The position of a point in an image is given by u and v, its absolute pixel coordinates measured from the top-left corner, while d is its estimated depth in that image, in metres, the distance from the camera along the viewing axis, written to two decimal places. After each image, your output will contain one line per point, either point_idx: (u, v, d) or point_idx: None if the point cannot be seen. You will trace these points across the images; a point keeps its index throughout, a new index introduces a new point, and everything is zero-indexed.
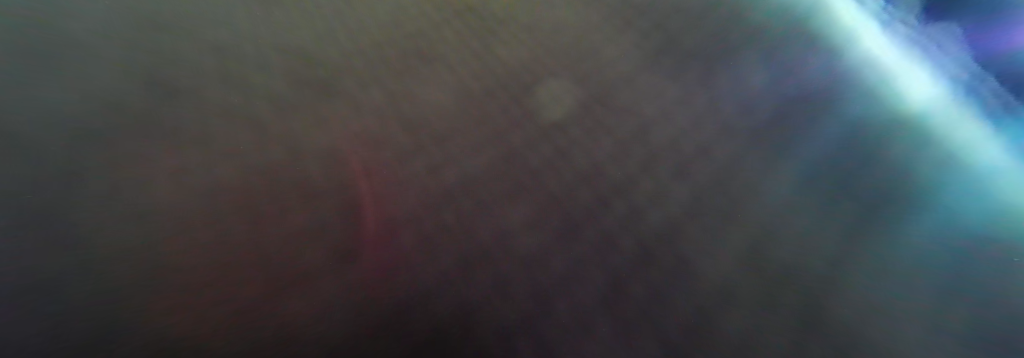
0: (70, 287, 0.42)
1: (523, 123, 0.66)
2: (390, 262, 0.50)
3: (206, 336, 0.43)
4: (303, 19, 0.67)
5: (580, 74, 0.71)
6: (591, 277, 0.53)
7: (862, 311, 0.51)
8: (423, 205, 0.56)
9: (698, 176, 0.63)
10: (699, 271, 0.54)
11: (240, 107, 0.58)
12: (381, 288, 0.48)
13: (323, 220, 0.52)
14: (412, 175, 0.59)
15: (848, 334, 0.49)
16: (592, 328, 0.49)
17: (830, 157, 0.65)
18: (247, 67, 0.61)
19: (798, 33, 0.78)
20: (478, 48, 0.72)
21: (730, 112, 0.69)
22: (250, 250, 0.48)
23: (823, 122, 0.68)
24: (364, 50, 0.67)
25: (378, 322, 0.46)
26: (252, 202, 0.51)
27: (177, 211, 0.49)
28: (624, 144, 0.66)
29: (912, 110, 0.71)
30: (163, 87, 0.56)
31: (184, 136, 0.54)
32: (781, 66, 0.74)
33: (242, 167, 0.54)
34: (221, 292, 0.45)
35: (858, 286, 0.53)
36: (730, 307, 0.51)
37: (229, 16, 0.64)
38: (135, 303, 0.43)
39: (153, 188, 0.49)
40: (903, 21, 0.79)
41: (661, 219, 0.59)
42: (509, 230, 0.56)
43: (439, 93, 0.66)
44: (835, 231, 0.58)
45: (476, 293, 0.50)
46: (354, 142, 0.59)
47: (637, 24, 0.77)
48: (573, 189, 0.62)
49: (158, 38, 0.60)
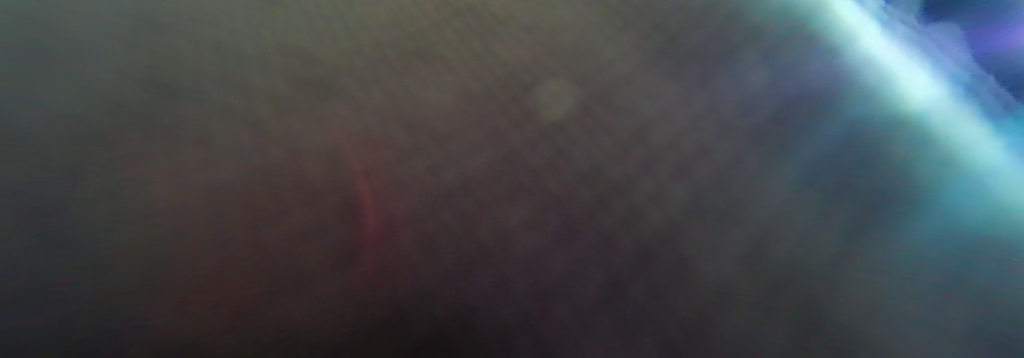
0: (71, 289, 0.42)
1: (523, 123, 0.67)
2: (389, 262, 0.50)
3: (204, 335, 0.43)
4: (305, 21, 0.68)
5: (580, 75, 0.71)
6: (591, 277, 0.53)
7: (863, 312, 0.50)
8: (423, 206, 0.57)
9: (698, 176, 0.63)
10: (699, 271, 0.54)
11: (242, 107, 0.59)
12: (380, 288, 0.48)
13: (324, 220, 0.53)
14: (412, 176, 0.59)
15: (848, 335, 0.48)
16: (591, 327, 0.49)
17: (831, 156, 0.64)
18: (248, 68, 0.62)
19: (798, 32, 0.78)
20: (478, 48, 0.72)
21: (731, 112, 0.69)
22: (251, 251, 0.49)
23: (824, 122, 0.68)
24: (365, 50, 0.68)
25: (378, 320, 0.46)
26: (253, 202, 0.52)
27: (178, 211, 0.50)
28: (624, 144, 0.66)
29: (915, 110, 0.70)
30: (164, 87, 0.58)
31: (185, 136, 0.55)
32: (782, 65, 0.74)
33: (245, 167, 0.54)
34: (223, 292, 0.46)
35: (859, 286, 0.52)
36: (731, 306, 0.51)
37: (232, 18, 0.65)
38: (137, 304, 0.43)
39: (154, 187, 0.51)
40: (903, 21, 0.79)
41: (660, 219, 0.59)
42: (509, 230, 0.56)
43: (439, 92, 0.67)
44: (836, 231, 0.58)
45: (477, 293, 0.50)
46: (355, 143, 0.59)
47: (637, 23, 0.77)
48: (572, 189, 0.62)
49: (160, 39, 0.61)
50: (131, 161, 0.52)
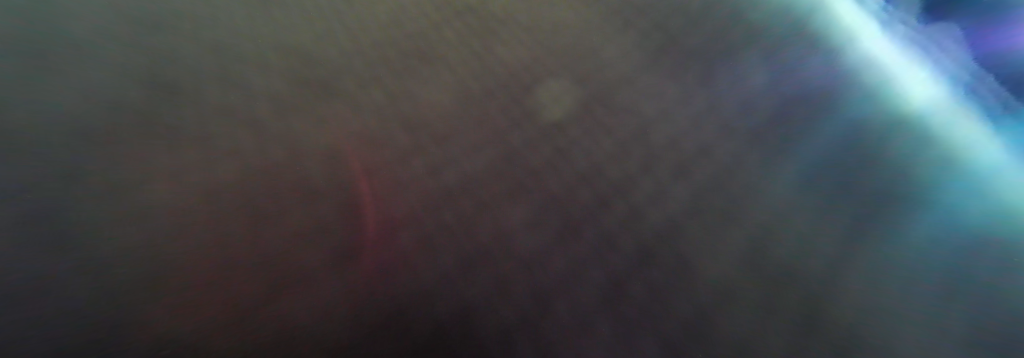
0: (71, 288, 0.42)
1: (523, 123, 0.67)
2: (389, 262, 0.50)
3: (202, 337, 0.43)
4: (304, 21, 0.68)
5: (580, 75, 0.71)
6: (591, 277, 0.53)
7: (861, 312, 0.51)
8: (423, 206, 0.57)
9: (698, 176, 0.63)
10: (699, 271, 0.54)
11: (242, 107, 0.59)
12: (380, 288, 0.48)
13: (324, 220, 0.53)
14: (412, 176, 0.59)
15: (847, 335, 0.49)
16: (591, 326, 0.49)
17: (830, 156, 0.64)
18: (248, 68, 0.62)
19: (797, 32, 0.78)
20: (478, 48, 0.72)
21: (730, 112, 0.69)
22: (250, 250, 0.49)
23: (825, 122, 0.68)
24: (365, 50, 0.68)
25: (378, 321, 0.46)
26: (252, 202, 0.52)
27: (176, 212, 0.50)
28: (624, 145, 0.66)
29: (916, 110, 0.70)
30: (163, 87, 0.58)
31: (184, 135, 0.55)
32: (781, 65, 0.74)
33: (246, 167, 0.55)
34: (223, 292, 0.46)
35: (858, 285, 0.53)
36: (730, 307, 0.51)
37: (232, 18, 0.65)
38: (135, 305, 0.43)
39: (153, 189, 0.51)
40: (903, 21, 0.79)
41: (660, 218, 0.59)
42: (508, 229, 0.56)
43: (439, 93, 0.67)
44: (835, 232, 0.58)
45: (476, 293, 0.50)
46: (355, 143, 0.59)
47: (637, 23, 0.77)
48: (572, 189, 0.62)
49: (158, 39, 0.61)
50: (132, 161, 0.52)
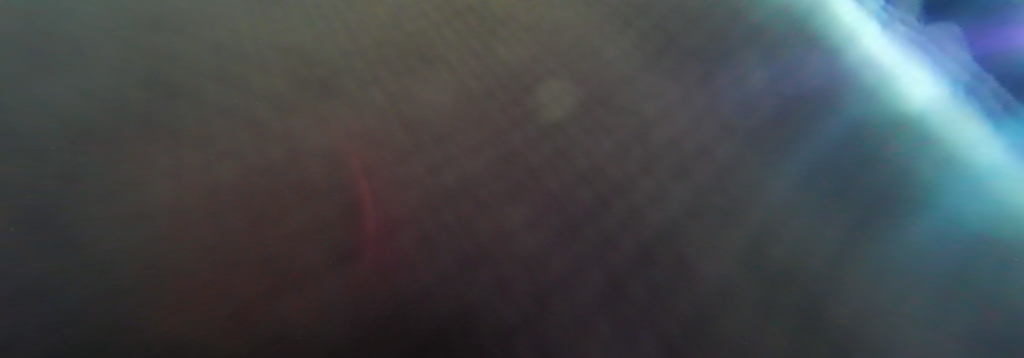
0: (72, 288, 0.43)
1: (523, 123, 0.66)
2: (389, 262, 0.51)
3: (204, 337, 0.44)
4: (303, 21, 0.68)
5: (580, 75, 0.71)
6: (591, 276, 0.53)
7: (860, 310, 0.51)
8: (423, 206, 0.57)
9: (698, 175, 0.63)
10: (699, 271, 0.54)
11: (242, 107, 0.59)
12: (380, 287, 0.49)
13: (324, 220, 0.53)
14: (412, 176, 0.59)
15: (844, 332, 0.49)
16: (592, 325, 0.49)
17: (830, 157, 0.64)
18: (249, 67, 0.62)
19: (798, 31, 0.78)
20: (478, 48, 0.72)
21: (730, 111, 0.69)
22: (250, 250, 0.49)
23: (825, 121, 0.68)
24: (365, 50, 0.68)
25: (379, 320, 0.47)
26: (252, 202, 0.52)
27: (176, 210, 0.50)
28: (624, 144, 0.66)
29: (916, 110, 0.70)
30: (164, 87, 0.58)
31: (184, 135, 0.55)
32: (782, 65, 0.74)
33: (245, 165, 0.55)
34: (224, 292, 0.46)
35: (857, 283, 0.53)
36: (729, 306, 0.51)
37: (233, 19, 0.65)
38: (136, 304, 0.44)
39: (153, 188, 0.51)
40: (903, 21, 0.79)
41: (660, 219, 0.59)
42: (509, 229, 0.56)
43: (439, 93, 0.67)
44: (835, 232, 0.58)
45: (477, 292, 0.50)
46: (354, 143, 0.59)
47: (637, 23, 0.77)
48: (573, 190, 0.62)
49: (156, 38, 0.61)
50: (131, 160, 0.52)
